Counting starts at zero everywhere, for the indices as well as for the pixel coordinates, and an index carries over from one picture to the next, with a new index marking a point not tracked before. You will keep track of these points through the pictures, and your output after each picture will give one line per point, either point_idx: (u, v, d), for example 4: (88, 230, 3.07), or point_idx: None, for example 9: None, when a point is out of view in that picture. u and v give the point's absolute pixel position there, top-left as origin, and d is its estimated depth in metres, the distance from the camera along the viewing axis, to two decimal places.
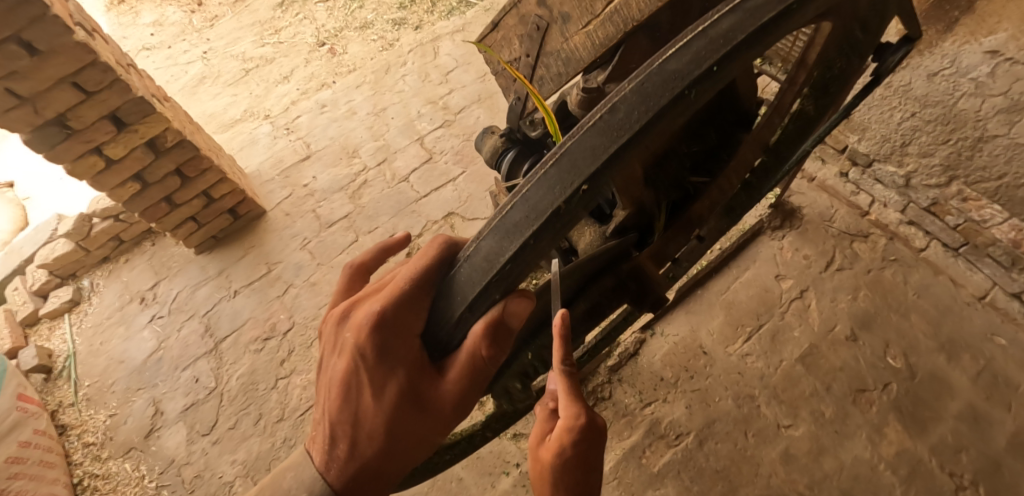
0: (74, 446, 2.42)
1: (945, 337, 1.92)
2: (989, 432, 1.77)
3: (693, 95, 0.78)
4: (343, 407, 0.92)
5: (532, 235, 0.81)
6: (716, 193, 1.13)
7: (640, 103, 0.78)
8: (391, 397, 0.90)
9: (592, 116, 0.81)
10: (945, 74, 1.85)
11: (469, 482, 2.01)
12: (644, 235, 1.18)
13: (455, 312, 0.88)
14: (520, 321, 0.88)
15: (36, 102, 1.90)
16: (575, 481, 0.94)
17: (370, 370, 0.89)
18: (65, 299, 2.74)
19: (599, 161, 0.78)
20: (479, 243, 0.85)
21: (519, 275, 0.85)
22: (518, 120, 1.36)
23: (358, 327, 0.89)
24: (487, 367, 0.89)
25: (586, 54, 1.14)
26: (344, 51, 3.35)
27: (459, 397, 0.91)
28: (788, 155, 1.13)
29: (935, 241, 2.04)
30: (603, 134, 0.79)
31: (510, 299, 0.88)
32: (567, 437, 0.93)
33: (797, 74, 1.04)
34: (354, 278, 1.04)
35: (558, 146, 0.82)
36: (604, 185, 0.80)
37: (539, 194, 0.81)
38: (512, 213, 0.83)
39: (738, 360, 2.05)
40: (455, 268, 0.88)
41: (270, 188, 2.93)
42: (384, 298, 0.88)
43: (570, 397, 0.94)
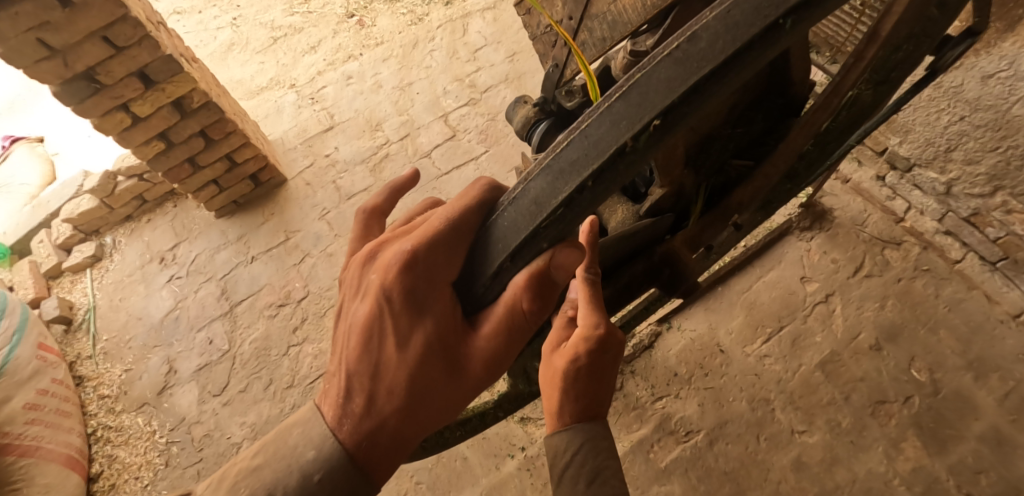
0: (90, 398, 2.47)
1: (975, 354, 1.84)
2: (1013, 456, 1.70)
3: (787, 26, 0.70)
4: (364, 355, 0.87)
5: (592, 175, 0.74)
6: (759, 181, 1.04)
7: (720, 36, 0.69)
8: (417, 348, 0.85)
9: (665, 47, 0.72)
10: (1001, 76, 1.76)
11: (473, 462, 2.00)
12: (680, 219, 1.15)
13: (492, 266, 0.84)
14: (567, 273, 0.83)
15: (67, 54, 1.90)
16: (586, 391, 0.88)
17: (397, 317, 0.85)
18: (88, 254, 2.79)
19: (673, 96, 0.71)
20: (527, 185, 0.79)
21: (573, 219, 0.78)
22: (554, 89, 1.30)
23: (387, 270, 0.86)
24: (526, 324, 0.85)
25: (635, 16, 1.08)
26: (374, 23, 3.31)
27: (490, 354, 0.86)
28: (835, 146, 1.03)
29: (972, 253, 1.95)
30: (680, 65, 0.71)
31: (558, 249, 0.81)
32: (584, 346, 0.88)
33: (867, 48, 0.90)
34: (368, 221, 1.01)
35: (625, 77, 0.74)
36: (674, 124, 0.74)
37: (603, 129, 0.74)
38: (567, 152, 0.76)
39: (755, 361, 2.00)
40: (497, 213, 0.83)
41: (292, 156, 2.93)
42: (416, 239, 0.84)
43: (590, 306, 0.90)
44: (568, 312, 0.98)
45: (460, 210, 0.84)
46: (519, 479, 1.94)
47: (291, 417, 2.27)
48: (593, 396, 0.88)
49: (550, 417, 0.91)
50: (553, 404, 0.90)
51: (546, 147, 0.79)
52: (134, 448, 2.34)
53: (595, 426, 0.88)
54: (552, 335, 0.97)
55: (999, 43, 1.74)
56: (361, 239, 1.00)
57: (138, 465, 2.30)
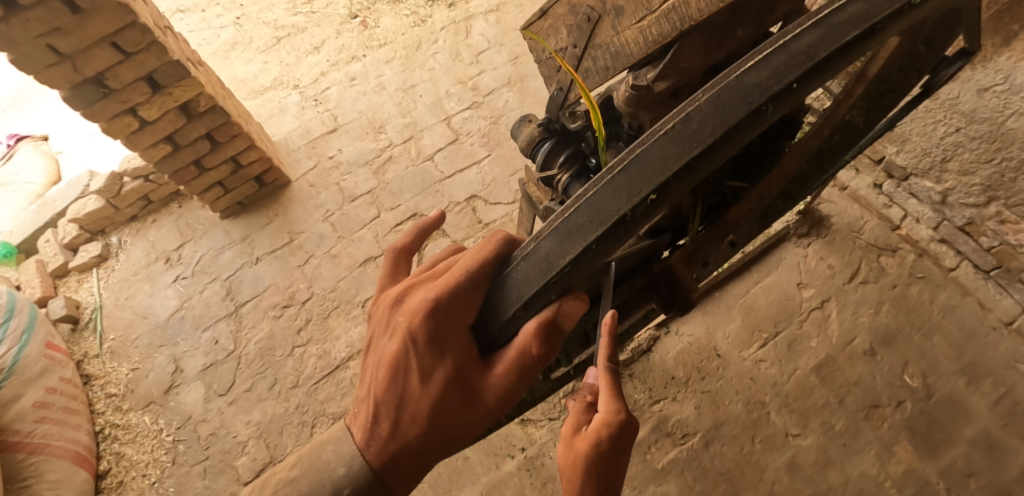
0: (97, 396, 2.51)
1: (968, 360, 1.87)
2: (1002, 460, 1.74)
3: (769, 110, 0.82)
4: (390, 387, 0.93)
5: (595, 240, 0.83)
6: (754, 200, 1.10)
7: (708, 120, 0.81)
8: (439, 383, 0.92)
9: (661, 126, 0.83)
10: (996, 90, 1.76)
11: (474, 461, 2.04)
12: (678, 235, 1.16)
13: (506, 314, 0.91)
14: (571, 323, 0.92)
15: (76, 58, 1.93)
16: (602, 475, 0.95)
17: (421, 355, 0.92)
18: (94, 254, 2.82)
19: (669, 171, 0.82)
20: (537, 243, 0.87)
21: (576, 276, 0.87)
22: (558, 110, 1.33)
23: (413, 312, 0.92)
24: (536, 366, 0.92)
25: (636, 50, 1.11)
26: (377, 24, 3.32)
27: (504, 393, 0.92)
28: (828, 167, 1.11)
29: (966, 261, 1.98)
30: (676, 142, 0.82)
31: (565, 300, 0.91)
32: (606, 430, 0.96)
33: (845, 98, 1.03)
34: (396, 261, 1.09)
35: (625, 153, 0.84)
36: (667, 194, 0.84)
37: (606, 198, 0.83)
38: (574, 216, 0.84)
39: (751, 365, 2.04)
40: (509, 268, 0.90)
41: (296, 157, 2.96)
42: (440, 287, 0.91)
43: (610, 393, 0.98)
44: (587, 397, 1.05)
45: (481, 260, 0.91)
46: (519, 479, 1.99)
47: (296, 416, 2.32)
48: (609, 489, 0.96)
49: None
50: (572, 488, 0.97)
51: (552, 213, 0.87)
52: (141, 446, 2.38)
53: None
54: (570, 420, 1.04)
55: (995, 58, 1.72)
56: (390, 276, 1.08)
57: (145, 463, 2.35)
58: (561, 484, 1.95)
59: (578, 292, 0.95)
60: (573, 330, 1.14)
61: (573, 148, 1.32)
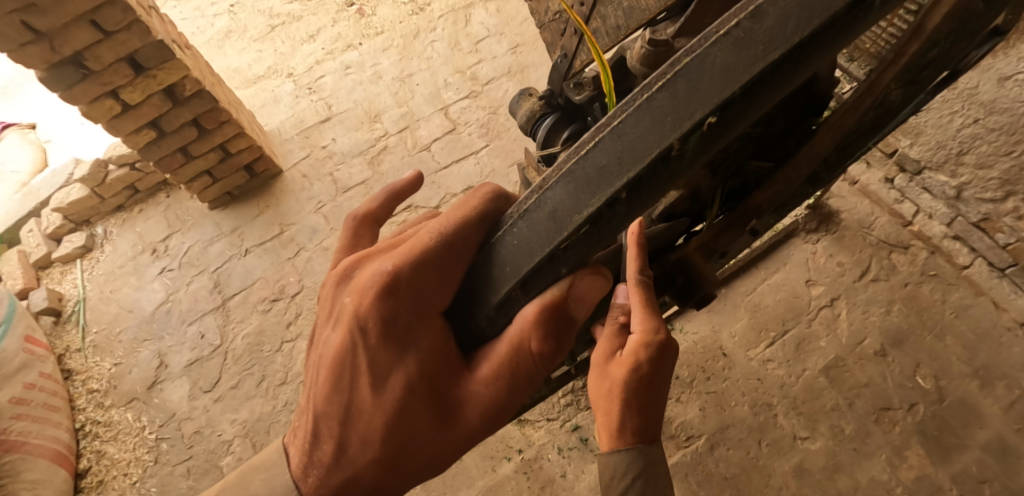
0: (78, 392, 2.42)
1: (981, 362, 1.80)
2: (1017, 466, 1.67)
3: (872, 6, 0.65)
4: (336, 392, 0.83)
5: (627, 182, 0.69)
6: (780, 185, 0.98)
7: (779, 22, 0.64)
8: (396, 387, 0.80)
9: (718, 27, 0.66)
10: (1018, 78, 1.80)
11: (469, 463, 1.96)
12: (695, 221, 1.08)
13: (498, 295, 0.79)
14: (585, 307, 0.81)
15: (54, 37, 1.84)
16: (644, 399, 0.88)
17: (374, 351, 0.80)
18: (78, 244, 2.73)
19: (729, 89, 0.65)
20: (545, 193, 0.74)
21: (601, 239, 0.75)
22: (562, 81, 1.24)
23: (361, 293, 0.80)
24: (529, 362, 0.81)
25: (653, 3, 1.02)
26: (374, 12, 3.22)
27: (486, 398, 0.81)
28: (857, 149, 0.99)
29: (980, 259, 1.91)
30: (739, 48, 0.65)
31: (579, 277, 0.80)
32: (644, 351, 0.88)
33: (908, 44, 0.87)
34: (358, 230, 0.97)
35: (670, 64, 0.68)
36: (729, 118, 0.68)
37: (642, 127, 0.68)
38: (596, 154, 0.70)
39: (758, 365, 1.96)
40: (503, 229, 0.78)
41: (289, 147, 2.86)
42: (399, 261, 0.78)
43: (645, 308, 0.89)
44: (620, 318, 0.95)
45: (455, 226, 0.79)
46: (516, 482, 1.90)
47: (283, 415, 2.23)
48: (652, 416, 0.88)
49: (602, 433, 0.91)
50: (612, 421, 0.89)
51: (569, 149, 0.73)
52: (123, 444, 2.29)
53: (655, 449, 0.89)
54: (601, 345, 0.94)
55: None
56: (349, 247, 0.96)
57: (126, 461, 2.26)
58: (559, 488, 1.87)
59: (598, 267, 0.84)
60: None
61: (577, 124, 1.23)
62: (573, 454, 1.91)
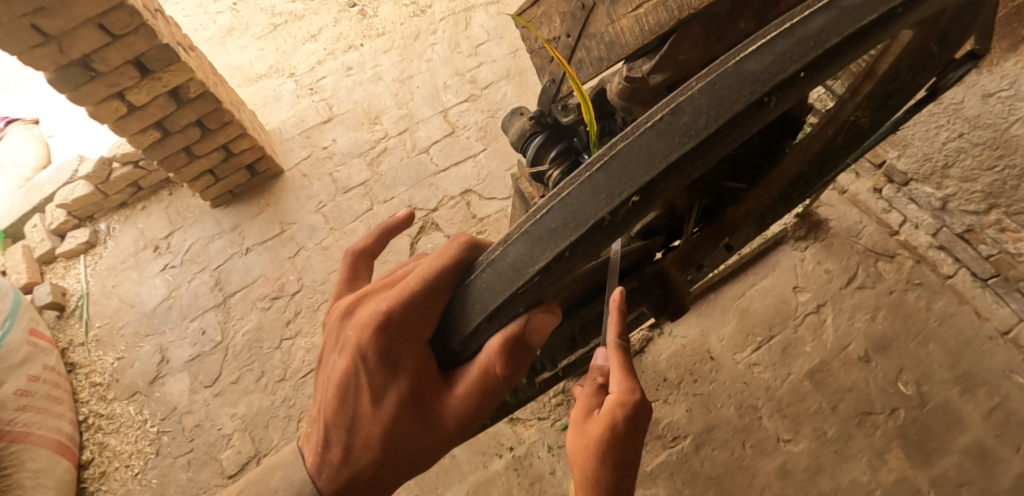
0: (81, 385, 2.48)
1: (963, 369, 1.85)
2: (994, 471, 1.72)
3: (772, 102, 0.73)
4: (338, 409, 0.87)
5: (568, 247, 0.74)
6: (753, 202, 1.03)
7: (696, 115, 0.72)
8: (392, 406, 0.85)
9: (649, 117, 0.73)
10: (1002, 96, 1.76)
11: (462, 459, 2.01)
12: (672, 237, 1.12)
13: (470, 326, 0.83)
14: (541, 337, 0.85)
15: (62, 40, 1.88)
16: (614, 462, 0.90)
17: (372, 375, 0.85)
18: (81, 240, 2.79)
19: (655, 171, 0.72)
20: (505, 249, 0.78)
21: (546, 287, 0.79)
22: (550, 103, 1.32)
23: (362, 326, 0.85)
24: (504, 386, 0.86)
25: (631, 39, 1.08)
26: (376, 13, 3.27)
27: (467, 415, 0.87)
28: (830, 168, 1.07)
29: (964, 269, 1.95)
30: (663, 138, 0.72)
31: (533, 313, 0.84)
32: (620, 412, 0.91)
33: (861, 85, 0.99)
34: (355, 262, 1.01)
35: (606, 147, 0.74)
36: (656, 193, 0.75)
37: (581, 199, 0.74)
38: (546, 220, 0.75)
39: (744, 369, 2.01)
40: (472, 274, 0.83)
41: (290, 146, 2.91)
42: (394, 297, 0.83)
43: (623, 372, 0.94)
44: (598, 379, 1.00)
45: (438, 269, 0.83)
46: (506, 478, 1.96)
47: (281, 409, 2.28)
48: (623, 475, 0.90)
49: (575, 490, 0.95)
50: (585, 477, 0.91)
51: (520, 215, 0.79)
52: (125, 436, 2.35)
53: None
54: (581, 402, 0.99)
55: (1002, 63, 1.74)
56: (349, 280, 1.00)
57: (128, 453, 2.31)
58: (548, 485, 1.92)
59: (550, 303, 0.88)
60: (559, 335, 1.10)
61: (565, 143, 1.31)
62: (563, 452, 1.96)
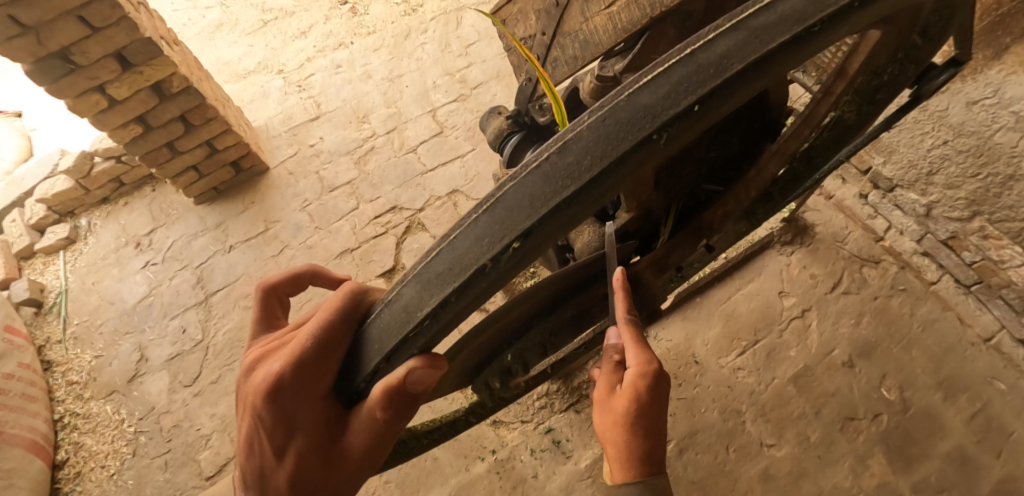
0: (57, 383, 2.44)
1: (945, 375, 1.85)
2: (975, 476, 1.72)
3: (662, 141, 0.71)
4: (248, 462, 0.85)
5: (453, 291, 0.75)
6: (732, 204, 1.02)
7: (599, 142, 0.71)
8: (294, 457, 0.82)
9: (536, 156, 0.73)
10: (985, 103, 1.82)
11: (444, 462, 1.99)
12: (646, 241, 1.11)
13: (367, 368, 0.82)
14: (425, 387, 0.80)
15: (40, 31, 1.85)
16: (647, 431, 0.91)
17: (271, 432, 0.81)
18: (61, 236, 2.75)
19: (536, 214, 0.71)
20: (398, 290, 0.79)
21: (439, 331, 0.79)
22: (527, 103, 1.35)
23: (256, 387, 0.81)
24: (394, 427, 0.82)
25: (605, 38, 1.07)
26: (366, 11, 3.25)
27: (370, 456, 0.83)
28: (821, 163, 1.04)
29: (948, 275, 1.95)
30: (547, 180, 0.72)
31: (414, 366, 0.79)
32: (642, 382, 0.92)
33: (833, 84, 0.91)
34: (270, 304, 0.99)
35: (495, 187, 0.75)
36: (542, 240, 0.73)
37: (466, 245, 0.74)
38: (435, 263, 0.77)
39: (729, 373, 2.01)
40: (369, 319, 0.83)
41: (276, 143, 2.89)
42: (286, 356, 0.80)
43: (638, 344, 0.95)
44: (615, 357, 0.99)
45: (329, 320, 0.81)
46: (489, 481, 1.94)
47: None
48: (656, 445, 0.91)
49: (613, 467, 0.92)
50: (621, 451, 0.91)
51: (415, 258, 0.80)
52: (101, 436, 2.30)
53: (660, 480, 0.89)
54: (602, 380, 0.99)
55: (985, 71, 1.81)
56: (264, 323, 0.98)
57: (104, 453, 2.27)
58: (530, 488, 1.90)
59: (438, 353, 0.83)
60: (528, 342, 1.05)
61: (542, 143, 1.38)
62: (545, 455, 1.95)
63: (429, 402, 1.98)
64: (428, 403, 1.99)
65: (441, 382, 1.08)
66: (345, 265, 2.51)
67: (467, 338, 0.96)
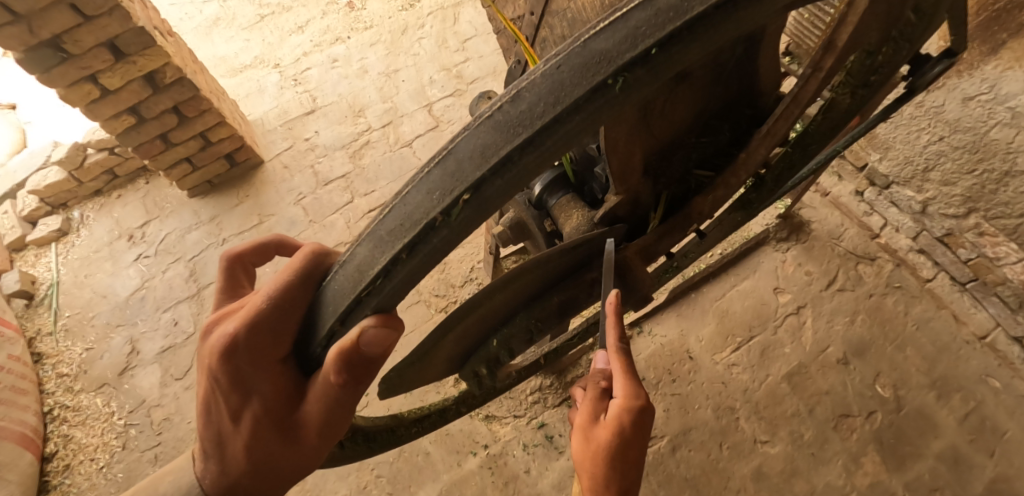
0: (47, 376, 2.42)
1: (939, 373, 1.85)
2: (968, 475, 1.72)
3: (619, 85, 0.70)
4: (207, 424, 0.84)
5: (404, 246, 0.74)
6: (722, 191, 1.01)
7: (554, 88, 0.69)
8: (251, 421, 0.81)
9: (489, 108, 0.72)
10: (981, 99, 1.75)
11: (435, 457, 1.98)
12: (636, 228, 1.07)
13: (324, 329, 0.81)
14: (382, 351, 0.77)
15: (31, 19, 1.84)
16: (626, 463, 0.93)
17: (227, 395, 0.80)
18: (53, 228, 2.73)
19: (485, 166, 0.71)
20: (355, 248, 0.78)
21: (394, 289, 0.78)
22: (516, 87, 1.39)
23: (211, 349, 0.79)
24: (350, 394, 0.80)
25: (592, 15, 1.05)
26: (364, 6, 3.23)
27: (327, 421, 0.82)
28: (816, 151, 1.04)
29: (943, 273, 1.96)
30: (497, 130, 0.71)
31: (368, 324, 0.76)
32: (626, 416, 0.93)
33: (821, 61, 0.85)
34: (232, 269, 0.96)
35: (448, 142, 0.74)
36: (492, 194, 0.73)
37: (418, 198, 0.73)
38: (388, 219, 0.75)
39: (723, 370, 2.00)
40: (328, 278, 0.81)
41: (271, 137, 2.87)
42: (240, 318, 0.78)
43: (627, 377, 0.96)
44: (600, 383, 1.00)
45: (286, 284, 0.80)
46: (480, 477, 1.93)
47: None
48: (633, 479, 0.93)
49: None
50: (597, 486, 0.92)
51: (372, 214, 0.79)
52: (91, 429, 2.28)
53: None
54: (586, 405, 1.00)
55: (981, 67, 1.72)
56: (228, 289, 0.95)
57: (94, 447, 2.25)
58: (522, 484, 1.89)
59: (393, 313, 0.81)
60: (516, 327, 1.05)
61: None
62: (538, 451, 1.94)
63: (421, 397, 1.98)
64: (420, 398, 1.98)
65: (429, 370, 1.07)
66: None
67: (449, 322, 0.95)
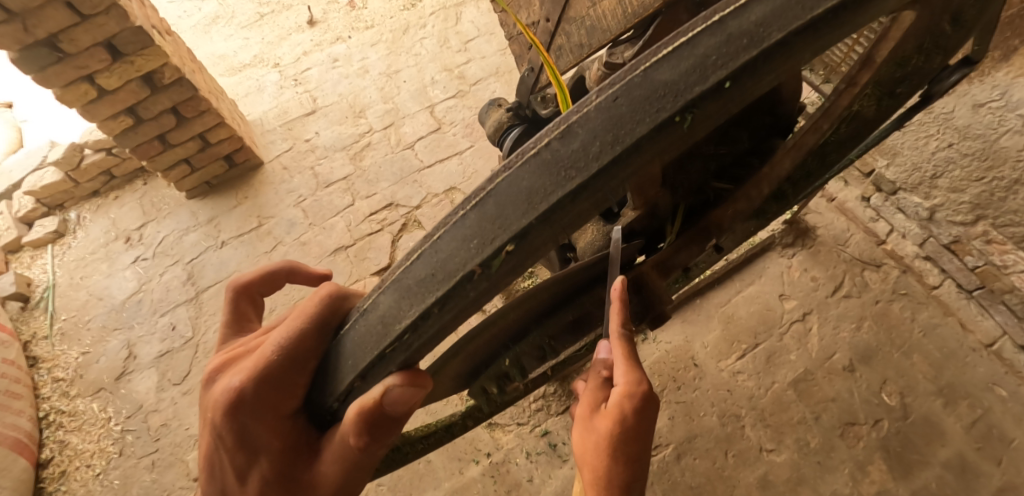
0: (42, 380, 2.39)
1: (946, 380, 1.82)
2: (975, 484, 1.70)
3: (685, 123, 0.67)
4: (210, 482, 0.81)
5: (439, 298, 0.71)
6: (743, 203, 0.97)
7: (610, 124, 0.67)
8: (257, 483, 0.78)
9: (536, 142, 0.69)
10: (992, 106, 1.76)
11: (437, 465, 1.95)
12: (654, 240, 1.06)
13: (343, 384, 0.78)
14: (403, 409, 0.76)
15: (26, 18, 1.80)
16: (631, 456, 0.87)
17: (232, 453, 0.78)
18: (49, 229, 2.69)
19: (533, 213, 0.68)
20: (378, 295, 0.75)
21: (423, 343, 0.75)
22: (529, 94, 1.34)
23: (215, 404, 0.77)
24: (363, 455, 0.78)
25: (614, 24, 1.03)
26: (365, 5, 3.20)
27: (337, 482, 0.80)
28: (835, 160, 1.01)
29: (950, 280, 1.93)
30: (546, 169, 0.68)
31: (393, 383, 0.75)
32: (628, 404, 0.89)
33: (858, 75, 0.85)
34: (238, 304, 0.94)
35: (486, 182, 0.71)
36: (532, 242, 0.70)
37: (453, 245, 0.71)
38: (416, 266, 0.73)
39: (728, 377, 1.97)
40: (348, 326, 0.78)
41: (270, 138, 2.84)
42: (247, 372, 0.76)
43: (629, 362, 0.91)
44: (603, 373, 0.96)
45: (298, 333, 0.77)
46: (482, 485, 1.90)
47: None
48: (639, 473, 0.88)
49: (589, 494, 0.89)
50: (599, 479, 0.88)
51: (395, 260, 0.76)
52: (87, 435, 2.25)
53: None
54: (587, 396, 0.96)
55: (993, 73, 1.73)
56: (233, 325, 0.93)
57: (90, 453, 2.22)
58: (525, 492, 1.87)
59: (423, 372, 0.79)
60: (528, 344, 1.01)
61: None
62: (541, 459, 1.91)
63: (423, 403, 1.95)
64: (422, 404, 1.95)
65: (436, 387, 1.04)
66: (339, 262, 2.46)
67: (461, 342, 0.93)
